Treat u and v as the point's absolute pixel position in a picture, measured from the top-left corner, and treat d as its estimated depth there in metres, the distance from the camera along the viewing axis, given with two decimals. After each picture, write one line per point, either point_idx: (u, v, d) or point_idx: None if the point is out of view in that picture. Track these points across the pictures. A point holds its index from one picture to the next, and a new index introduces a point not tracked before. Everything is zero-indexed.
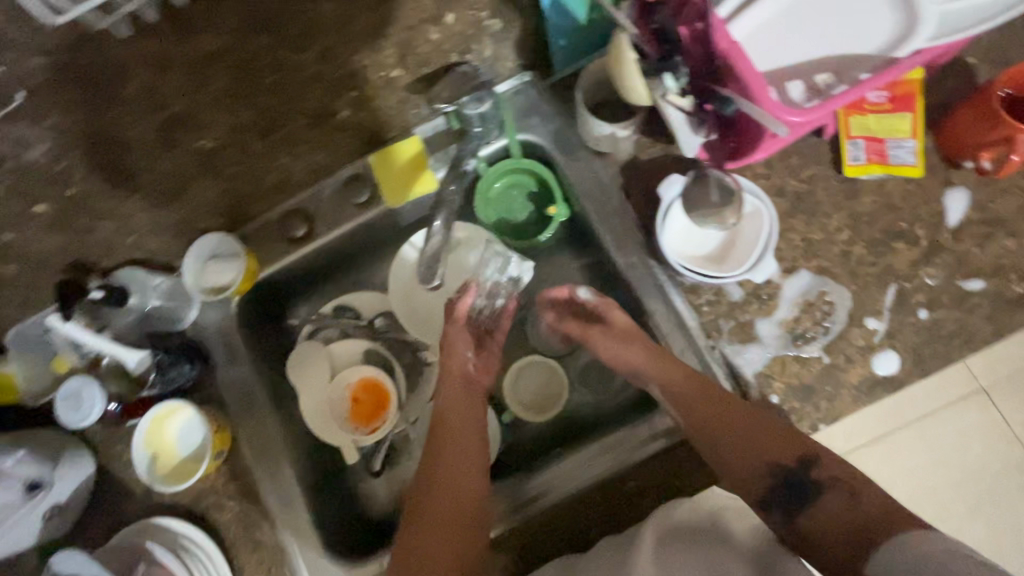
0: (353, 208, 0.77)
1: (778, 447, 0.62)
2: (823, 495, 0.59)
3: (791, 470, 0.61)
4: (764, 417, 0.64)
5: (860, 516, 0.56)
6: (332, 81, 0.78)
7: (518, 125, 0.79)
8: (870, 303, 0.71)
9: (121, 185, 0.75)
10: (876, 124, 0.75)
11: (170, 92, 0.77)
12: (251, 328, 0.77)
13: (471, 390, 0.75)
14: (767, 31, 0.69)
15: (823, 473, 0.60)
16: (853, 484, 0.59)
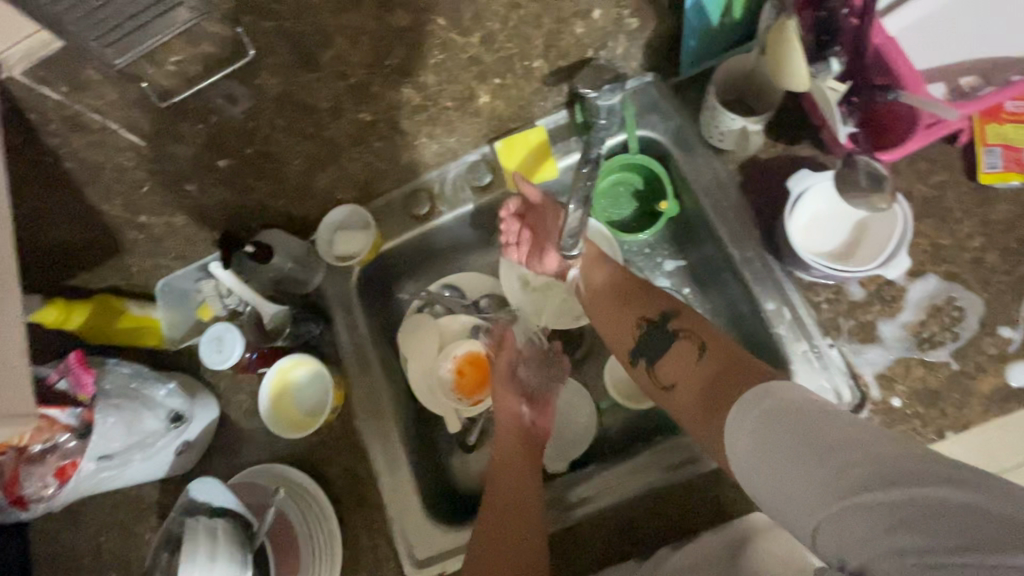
0: (473, 191, 0.83)
1: (651, 305, 0.72)
2: (675, 347, 0.67)
3: (652, 329, 0.70)
4: (650, 292, 0.74)
5: (708, 365, 0.62)
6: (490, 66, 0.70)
7: (637, 120, 0.80)
8: (1005, 311, 0.65)
9: (276, 158, 0.71)
10: (1014, 132, 0.68)
11: (348, 58, 0.62)
12: (366, 295, 0.85)
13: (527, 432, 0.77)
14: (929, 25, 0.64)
15: (676, 325, 0.69)
16: (700, 328, 0.66)
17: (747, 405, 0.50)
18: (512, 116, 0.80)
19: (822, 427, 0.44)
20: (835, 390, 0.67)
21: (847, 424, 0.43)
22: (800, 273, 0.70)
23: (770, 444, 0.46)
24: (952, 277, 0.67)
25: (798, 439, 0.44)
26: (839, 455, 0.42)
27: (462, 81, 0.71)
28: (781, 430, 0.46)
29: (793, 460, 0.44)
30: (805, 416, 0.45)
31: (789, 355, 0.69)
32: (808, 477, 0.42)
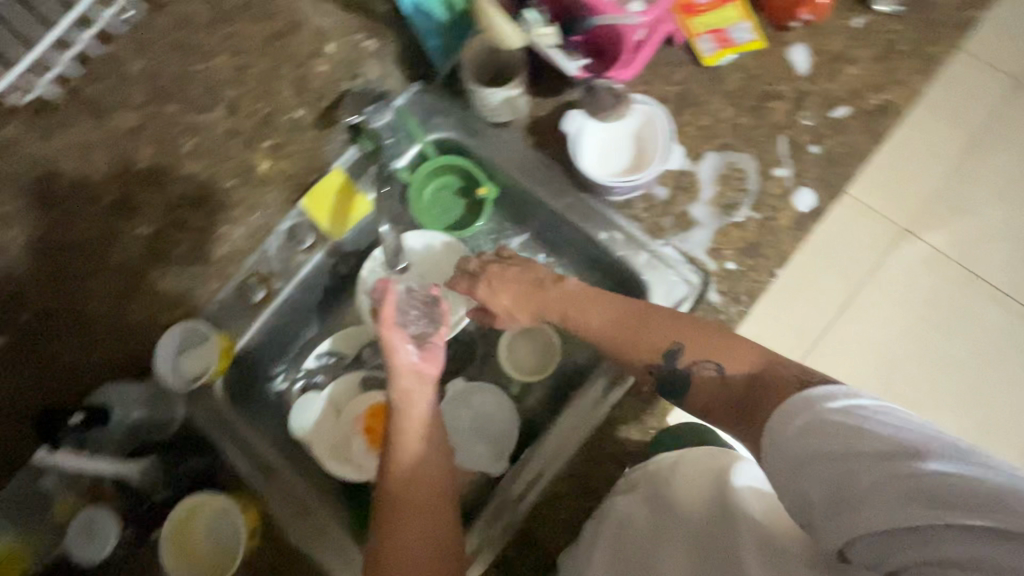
0: (302, 255, 0.81)
1: (649, 354, 0.65)
2: (697, 379, 0.62)
3: (665, 373, 0.64)
4: (642, 330, 0.66)
5: (739, 384, 0.59)
6: (246, 130, 0.74)
7: (423, 126, 0.83)
8: (771, 156, 0.76)
9: (55, 287, 0.68)
10: (714, 18, 0.79)
11: (96, 178, 0.68)
12: (240, 400, 0.81)
13: (424, 385, 0.71)
14: None
15: (691, 358, 0.63)
16: (721, 354, 0.61)
17: (785, 420, 0.49)
18: (305, 168, 0.79)
19: (858, 446, 0.43)
20: (687, 279, 0.74)
21: (890, 441, 0.43)
22: (612, 197, 0.77)
23: (798, 453, 0.46)
24: (725, 146, 0.77)
25: (827, 450, 0.44)
26: (870, 474, 0.42)
27: (219, 163, 0.73)
28: (820, 447, 0.45)
29: (822, 472, 0.44)
30: (835, 433, 0.45)
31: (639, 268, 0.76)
32: (834, 488, 0.43)
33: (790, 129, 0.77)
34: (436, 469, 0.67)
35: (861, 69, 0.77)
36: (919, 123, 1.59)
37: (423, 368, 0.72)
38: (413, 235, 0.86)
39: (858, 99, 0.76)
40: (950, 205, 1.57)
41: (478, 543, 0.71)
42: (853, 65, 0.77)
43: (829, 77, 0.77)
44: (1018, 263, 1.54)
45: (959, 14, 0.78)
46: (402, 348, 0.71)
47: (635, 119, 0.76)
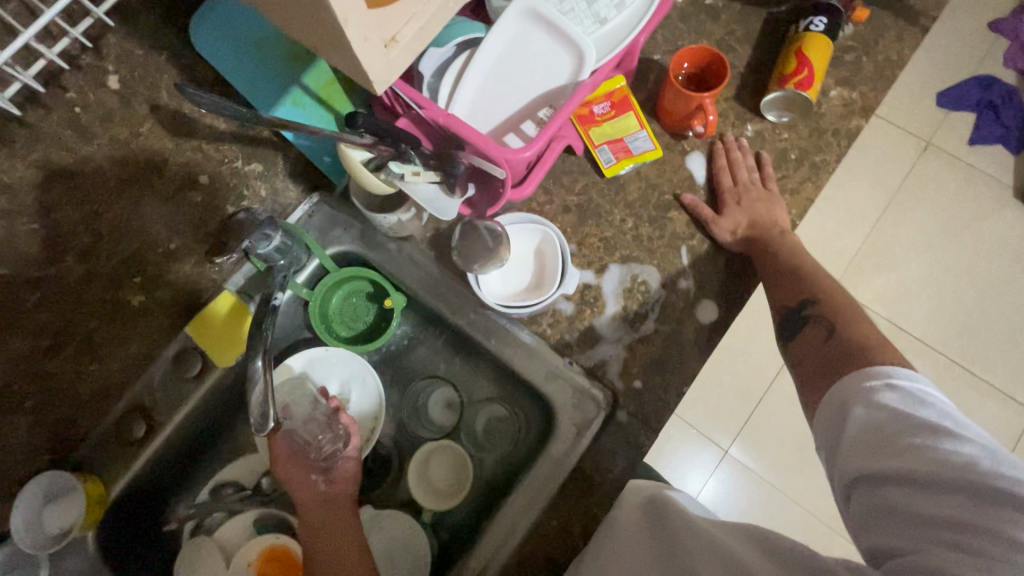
0: (190, 382, 0.75)
1: (786, 293, 0.69)
2: (807, 331, 0.65)
3: (793, 312, 0.67)
4: (799, 277, 0.70)
5: (838, 345, 0.60)
6: (109, 271, 0.67)
7: (321, 241, 0.79)
8: (673, 267, 0.76)
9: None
10: (611, 128, 0.79)
11: None
12: (117, 552, 0.73)
13: (335, 505, 0.70)
14: (487, 93, 0.69)
15: (819, 311, 0.66)
16: (844, 316, 0.64)
17: (841, 391, 0.53)
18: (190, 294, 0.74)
19: (904, 421, 0.46)
20: (590, 395, 0.72)
21: (919, 427, 0.45)
22: (516, 315, 0.74)
23: (847, 430, 0.50)
24: (628, 259, 0.76)
25: (875, 426, 0.48)
26: (909, 443, 0.45)
27: (78, 305, 0.65)
28: (863, 416, 0.49)
29: (862, 445, 0.48)
30: (885, 416, 0.48)
31: (546, 392, 0.73)
32: (872, 463, 0.46)
33: (691, 240, 0.77)
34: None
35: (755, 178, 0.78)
36: (842, 183, 1.65)
37: (331, 492, 0.71)
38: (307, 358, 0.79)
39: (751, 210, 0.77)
40: (875, 261, 1.62)
41: None
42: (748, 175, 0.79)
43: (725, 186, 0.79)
44: (942, 316, 1.59)
45: (846, 123, 0.80)
46: (307, 478, 0.72)
47: (536, 236, 0.74)
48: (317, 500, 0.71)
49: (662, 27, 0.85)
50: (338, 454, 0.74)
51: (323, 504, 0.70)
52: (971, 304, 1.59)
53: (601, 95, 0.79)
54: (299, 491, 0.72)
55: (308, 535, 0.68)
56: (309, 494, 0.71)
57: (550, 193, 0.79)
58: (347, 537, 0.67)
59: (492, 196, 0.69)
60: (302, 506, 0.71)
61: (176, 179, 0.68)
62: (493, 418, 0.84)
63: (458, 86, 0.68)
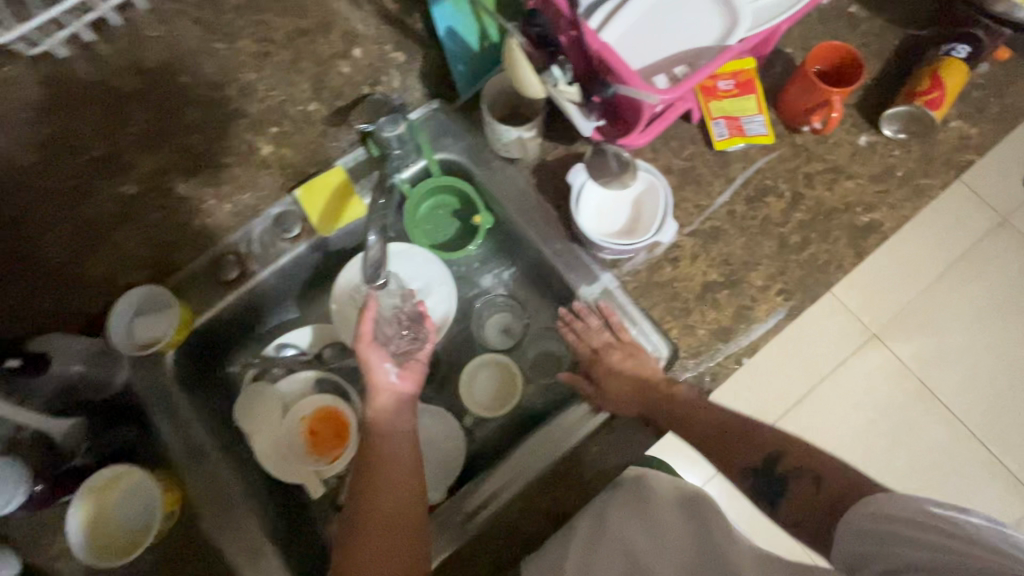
0: (285, 244, 0.79)
1: (746, 450, 0.68)
2: (798, 483, 0.64)
3: (761, 471, 0.66)
4: (748, 434, 0.69)
5: (833, 488, 0.62)
6: (254, 116, 0.79)
7: (432, 144, 0.84)
8: (759, 249, 0.78)
9: (27, 241, 0.73)
10: (731, 105, 0.82)
11: (96, 133, 0.76)
12: (187, 377, 0.78)
13: (401, 404, 0.73)
14: (639, 31, 0.71)
15: (792, 465, 0.65)
16: (818, 461, 0.65)
17: (860, 509, 0.55)
18: (307, 161, 0.79)
19: (922, 534, 0.50)
20: (655, 348, 0.76)
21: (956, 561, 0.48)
22: (602, 255, 0.78)
23: (868, 541, 0.53)
24: (716, 230, 0.79)
25: (896, 545, 0.51)
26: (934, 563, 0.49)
27: (219, 137, 0.77)
28: (893, 528, 0.52)
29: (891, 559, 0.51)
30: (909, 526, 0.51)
31: (613, 333, 0.77)
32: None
33: (782, 228, 0.79)
34: (413, 489, 0.67)
35: (858, 184, 0.80)
36: (908, 236, 1.64)
37: (401, 387, 0.75)
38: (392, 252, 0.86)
39: (847, 213, 0.79)
40: (917, 321, 1.62)
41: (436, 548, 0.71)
42: (852, 180, 0.81)
43: (827, 186, 0.80)
44: (973, 390, 1.59)
45: (958, 154, 0.81)
46: (381, 366, 0.74)
47: (637, 185, 0.76)
48: (386, 389, 0.74)
49: (801, 23, 0.87)
50: (413, 353, 0.78)
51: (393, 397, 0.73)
52: (1006, 385, 1.59)
53: (728, 72, 0.82)
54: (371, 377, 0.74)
55: (370, 433, 0.70)
56: (381, 382, 0.74)
57: (657, 152, 0.82)
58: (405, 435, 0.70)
59: (623, 128, 0.73)
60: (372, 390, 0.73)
61: (335, 43, 0.82)
62: (546, 351, 0.89)
63: (615, 16, 0.70)
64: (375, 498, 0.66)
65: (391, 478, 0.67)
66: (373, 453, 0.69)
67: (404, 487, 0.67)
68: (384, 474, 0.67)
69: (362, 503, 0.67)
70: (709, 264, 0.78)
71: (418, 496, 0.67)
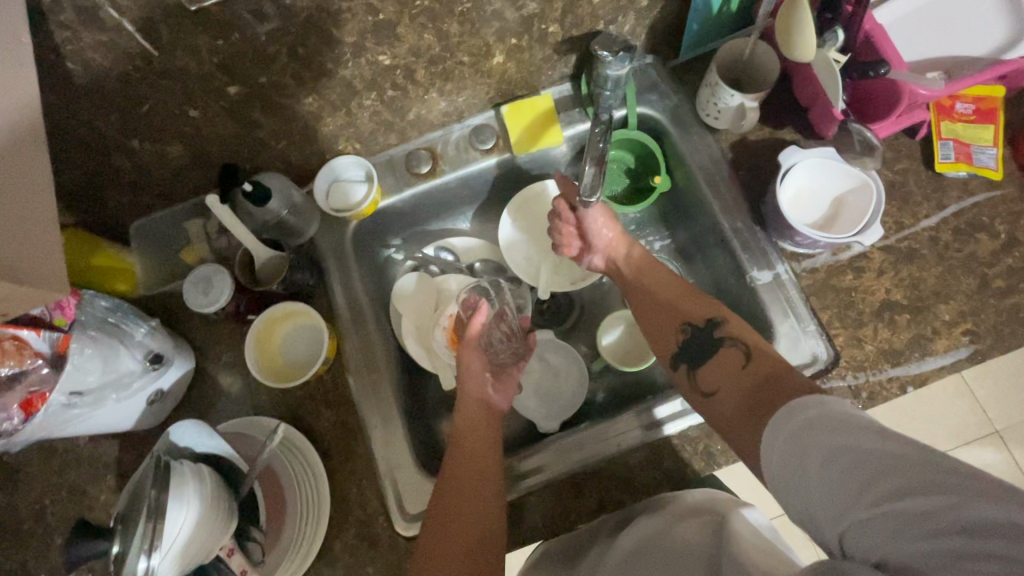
0: (477, 153, 0.85)
1: (697, 308, 0.70)
2: (718, 355, 0.64)
3: (698, 338, 0.67)
4: (694, 303, 0.71)
5: (754, 373, 0.59)
6: None
7: (638, 97, 0.85)
8: (955, 283, 0.74)
9: None
10: (965, 130, 0.77)
11: None
12: (359, 248, 0.84)
13: (489, 414, 0.73)
14: (909, 23, 0.74)
15: (725, 331, 0.65)
16: (748, 336, 0.63)
17: (777, 425, 0.48)
18: (521, 82, 0.83)
19: (858, 435, 0.42)
20: (815, 348, 0.73)
21: (881, 437, 0.41)
22: (783, 243, 0.77)
23: (800, 465, 0.44)
24: (912, 252, 0.75)
25: (829, 454, 0.43)
26: (875, 463, 0.40)
27: None
28: (819, 437, 0.44)
29: (832, 465, 0.42)
30: (845, 426, 0.43)
31: (774, 322, 0.75)
32: (845, 488, 0.41)
33: (987, 269, 0.74)
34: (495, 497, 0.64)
35: None
36: None
37: (493, 401, 0.75)
38: (526, 197, 0.90)
39: None
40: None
41: (541, 471, 0.74)
42: None
43: None
44: None
45: None
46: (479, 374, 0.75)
47: (848, 183, 0.73)
48: (474, 398, 0.73)
49: None
50: (507, 366, 0.80)
51: (482, 405, 0.73)
52: None
53: (971, 96, 0.78)
54: (469, 380, 0.75)
55: (460, 435, 0.70)
56: (473, 388, 0.74)
57: None
58: (490, 448, 0.69)
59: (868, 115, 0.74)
60: (461, 393, 0.74)
61: None
62: None
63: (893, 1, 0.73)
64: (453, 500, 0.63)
65: (465, 484, 0.64)
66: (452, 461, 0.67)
67: (488, 498, 0.64)
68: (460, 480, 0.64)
69: (442, 504, 0.63)
70: (895, 284, 0.74)
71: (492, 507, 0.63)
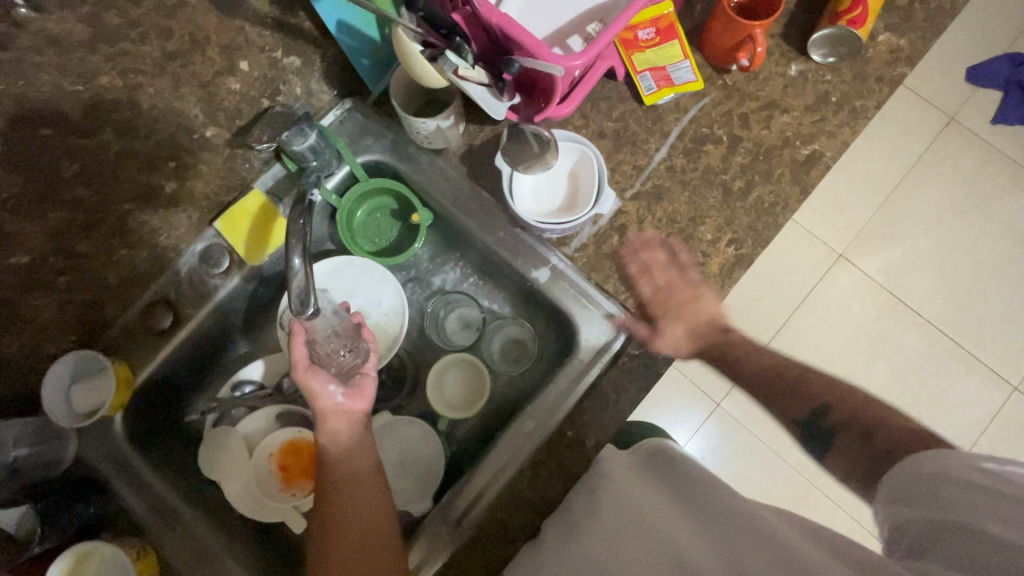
0: (216, 281, 0.75)
1: (788, 400, 0.64)
2: (838, 440, 0.58)
3: (810, 429, 0.61)
4: (793, 387, 0.65)
5: (876, 451, 0.53)
6: (146, 152, 0.69)
7: (353, 148, 0.78)
8: (705, 202, 0.76)
9: None
10: (655, 55, 0.78)
11: None
12: (141, 439, 0.74)
13: (354, 424, 0.69)
14: None
15: (837, 419, 0.60)
16: (870, 414, 0.57)
17: (912, 465, 0.48)
18: (220, 190, 0.74)
19: (973, 488, 0.43)
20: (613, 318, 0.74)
21: (994, 500, 0.42)
22: (547, 235, 0.75)
23: (910, 484, 0.47)
24: (660, 189, 0.77)
25: (942, 486, 0.45)
26: (978, 505, 0.42)
27: (114, 184, 0.68)
28: (932, 477, 0.46)
29: (927, 500, 0.45)
30: (963, 484, 0.43)
31: (570, 312, 0.75)
32: (929, 520, 0.44)
33: (724, 176, 0.77)
34: (381, 518, 0.63)
35: (795, 117, 0.78)
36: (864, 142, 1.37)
37: (351, 408, 0.69)
38: (327, 266, 0.82)
39: (787, 149, 0.77)
40: (901, 232, 1.38)
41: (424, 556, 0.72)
42: (789, 113, 0.78)
43: (763, 124, 0.78)
44: (974, 272, 1.38)
45: (891, 70, 0.79)
46: (324, 389, 0.69)
47: (568, 157, 0.75)
48: (334, 412, 0.68)
49: None
50: (358, 368, 0.72)
51: (342, 411, 0.69)
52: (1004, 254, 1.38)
53: (646, 20, 0.78)
54: (316, 400, 0.69)
55: (330, 468, 0.65)
56: (326, 405, 0.68)
57: (586, 117, 0.79)
58: (364, 457, 0.66)
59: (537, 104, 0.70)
60: (319, 416, 0.68)
61: None
62: (512, 340, 0.86)
63: None
64: (330, 525, 0.62)
65: (350, 525, 0.62)
66: (327, 498, 0.64)
67: (375, 524, 0.63)
68: (339, 512, 0.63)
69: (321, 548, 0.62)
70: (658, 225, 0.76)
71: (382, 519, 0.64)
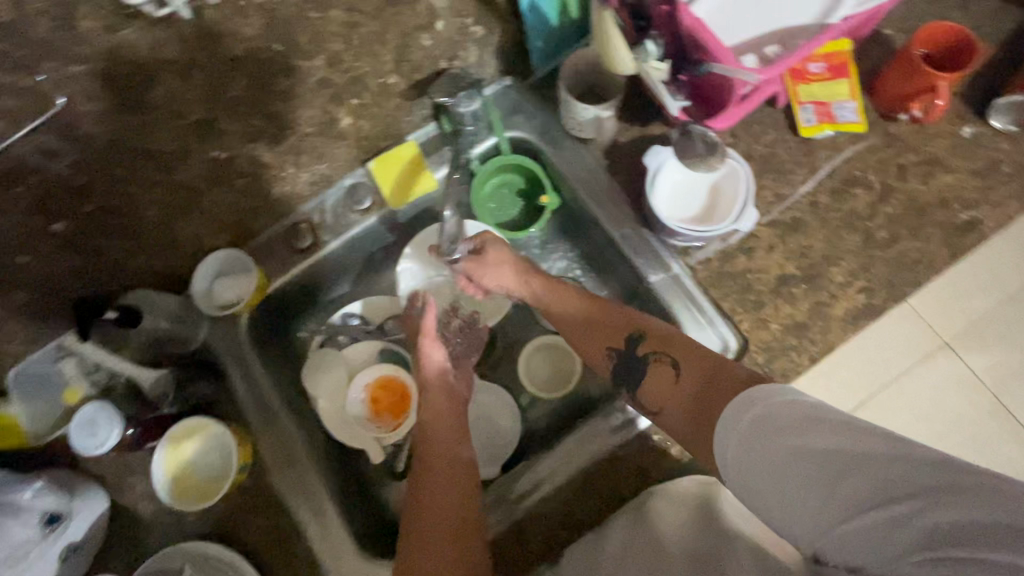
0: (356, 215, 0.81)
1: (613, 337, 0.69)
2: (646, 374, 0.64)
3: (624, 355, 0.67)
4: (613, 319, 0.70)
5: (688, 382, 0.60)
6: None
7: (504, 122, 0.82)
8: (843, 244, 0.74)
9: None
10: (820, 90, 0.77)
11: None
12: (261, 344, 0.81)
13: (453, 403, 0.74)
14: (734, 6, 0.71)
15: (645, 349, 0.65)
16: (670, 347, 0.63)
17: (727, 426, 0.50)
18: (380, 134, 0.80)
19: (838, 448, 0.43)
20: (723, 339, 0.72)
21: (837, 438, 0.43)
22: (673, 241, 0.76)
23: (761, 474, 0.46)
24: (797, 221, 0.76)
25: (788, 450, 0.45)
26: (857, 480, 0.41)
27: None
28: (775, 442, 0.45)
29: (808, 483, 0.43)
30: (794, 425, 0.45)
31: (682, 323, 0.73)
32: (815, 504, 0.43)
33: (868, 222, 0.75)
34: (470, 489, 0.66)
35: (958, 179, 0.75)
36: None
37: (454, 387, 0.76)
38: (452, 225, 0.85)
39: (943, 210, 0.74)
40: None
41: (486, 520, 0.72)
42: (951, 174, 0.75)
43: (922, 179, 0.75)
44: None
45: None
46: (439, 364, 0.77)
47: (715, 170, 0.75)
48: (438, 388, 0.75)
49: (899, 10, 0.81)
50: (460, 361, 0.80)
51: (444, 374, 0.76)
52: None
53: (821, 54, 0.78)
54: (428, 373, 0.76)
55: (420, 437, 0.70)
56: (434, 380, 0.75)
57: (737, 137, 0.79)
58: (458, 430, 0.71)
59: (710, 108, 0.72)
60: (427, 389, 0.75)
61: None
62: None
63: None
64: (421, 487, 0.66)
65: (439, 491, 0.65)
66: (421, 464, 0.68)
67: (463, 489, 0.65)
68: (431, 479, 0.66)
69: (411, 519, 0.64)
70: (788, 256, 0.75)
71: (467, 504, 0.65)
